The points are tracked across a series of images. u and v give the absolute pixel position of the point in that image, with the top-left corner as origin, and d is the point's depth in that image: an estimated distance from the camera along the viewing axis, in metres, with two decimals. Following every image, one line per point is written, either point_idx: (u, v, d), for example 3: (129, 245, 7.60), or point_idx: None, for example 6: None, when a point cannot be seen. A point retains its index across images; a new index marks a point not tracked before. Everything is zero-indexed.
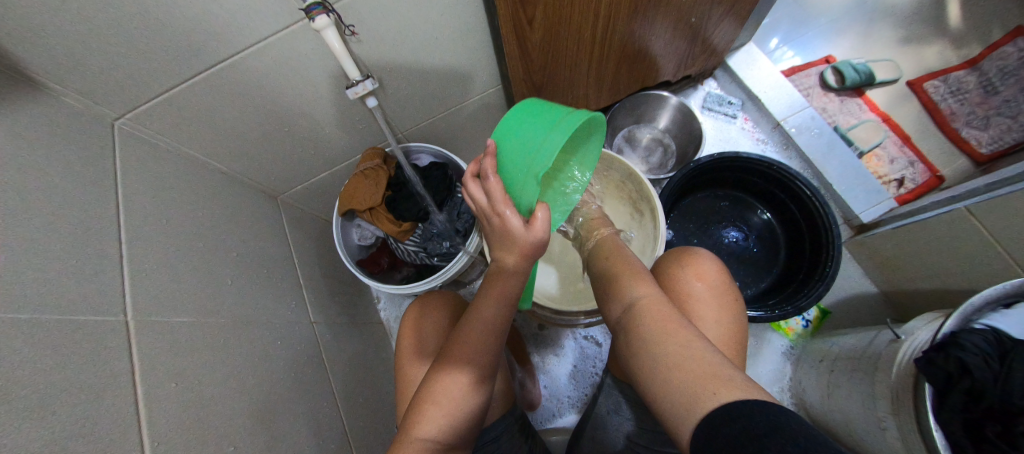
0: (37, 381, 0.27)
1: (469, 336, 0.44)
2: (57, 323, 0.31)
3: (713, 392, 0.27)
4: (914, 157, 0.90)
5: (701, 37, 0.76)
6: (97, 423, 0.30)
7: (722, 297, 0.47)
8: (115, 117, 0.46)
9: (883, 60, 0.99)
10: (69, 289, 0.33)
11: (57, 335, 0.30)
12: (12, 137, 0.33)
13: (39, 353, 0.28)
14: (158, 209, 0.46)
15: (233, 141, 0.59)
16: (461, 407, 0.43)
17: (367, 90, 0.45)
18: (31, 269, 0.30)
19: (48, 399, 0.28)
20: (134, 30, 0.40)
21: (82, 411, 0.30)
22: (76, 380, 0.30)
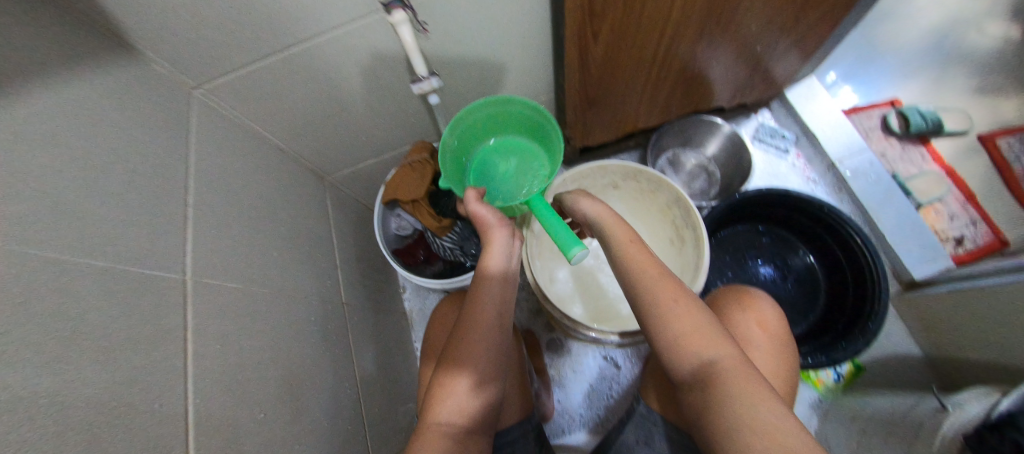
0: (101, 322, 0.30)
1: (472, 341, 0.46)
2: (125, 273, 0.33)
3: None
4: (978, 216, 0.84)
5: (762, 67, 0.75)
6: (149, 373, 0.32)
7: (779, 347, 0.50)
8: (193, 86, 0.50)
9: (954, 109, 0.94)
10: (138, 242, 0.35)
11: (122, 284, 0.32)
12: (97, 98, 0.36)
13: (108, 298, 0.31)
14: (221, 179, 0.49)
15: (293, 120, 0.62)
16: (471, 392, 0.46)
17: (431, 87, 0.46)
18: (104, 220, 0.33)
19: (110, 341, 0.30)
20: (223, 9, 0.42)
21: (139, 358, 0.32)
22: (135, 327, 0.32)
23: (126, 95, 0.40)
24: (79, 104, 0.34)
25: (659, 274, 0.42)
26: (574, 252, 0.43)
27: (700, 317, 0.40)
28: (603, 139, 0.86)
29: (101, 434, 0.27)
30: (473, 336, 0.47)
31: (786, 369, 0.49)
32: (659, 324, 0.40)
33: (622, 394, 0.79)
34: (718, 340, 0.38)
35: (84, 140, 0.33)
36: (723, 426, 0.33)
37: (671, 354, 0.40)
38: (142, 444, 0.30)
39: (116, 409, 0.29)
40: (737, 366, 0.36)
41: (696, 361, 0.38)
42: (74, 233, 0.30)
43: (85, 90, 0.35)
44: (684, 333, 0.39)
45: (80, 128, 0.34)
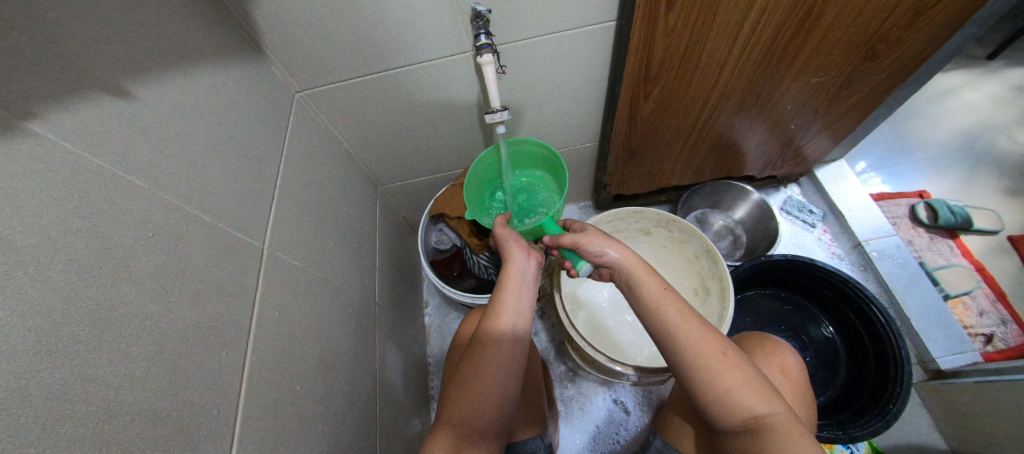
0: (191, 260, 0.35)
1: (481, 375, 0.49)
2: (219, 228, 0.39)
3: None
4: (1008, 315, 0.83)
5: (794, 145, 0.80)
6: (220, 316, 0.37)
7: (805, 397, 0.51)
8: (298, 90, 0.59)
9: (983, 209, 0.95)
10: (233, 206, 0.42)
11: (211, 239, 0.38)
12: (222, 85, 0.45)
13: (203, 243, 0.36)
14: (301, 169, 0.56)
15: (367, 132, 0.70)
16: (486, 403, 0.48)
17: (501, 119, 0.53)
18: (207, 180, 0.39)
19: (194, 279, 0.35)
20: (340, 32, 0.52)
21: (215, 303, 0.37)
22: (218, 273, 0.38)
23: (246, 92, 0.49)
24: (206, 87, 0.43)
25: (700, 326, 0.45)
26: (580, 268, 0.53)
27: (747, 372, 0.41)
28: (637, 190, 0.91)
29: (168, 362, 0.31)
30: (484, 370, 0.49)
31: (811, 419, 0.51)
32: (712, 378, 0.41)
33: (628, 442, 0.77)
34: (767, 395, 0.40)
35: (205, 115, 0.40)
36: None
37: (720, 408, 0.41)
38: (204, 382, 0.34)
39: (193, 344, 0.33)
40: (788, 424, 0.38)
41: (747, 416, 0.40)
42: (184, 184, 0.36)
43: (215, 80, 0.44)
44: (735, 388, 0.41)
45: (202, 106, 0.41)
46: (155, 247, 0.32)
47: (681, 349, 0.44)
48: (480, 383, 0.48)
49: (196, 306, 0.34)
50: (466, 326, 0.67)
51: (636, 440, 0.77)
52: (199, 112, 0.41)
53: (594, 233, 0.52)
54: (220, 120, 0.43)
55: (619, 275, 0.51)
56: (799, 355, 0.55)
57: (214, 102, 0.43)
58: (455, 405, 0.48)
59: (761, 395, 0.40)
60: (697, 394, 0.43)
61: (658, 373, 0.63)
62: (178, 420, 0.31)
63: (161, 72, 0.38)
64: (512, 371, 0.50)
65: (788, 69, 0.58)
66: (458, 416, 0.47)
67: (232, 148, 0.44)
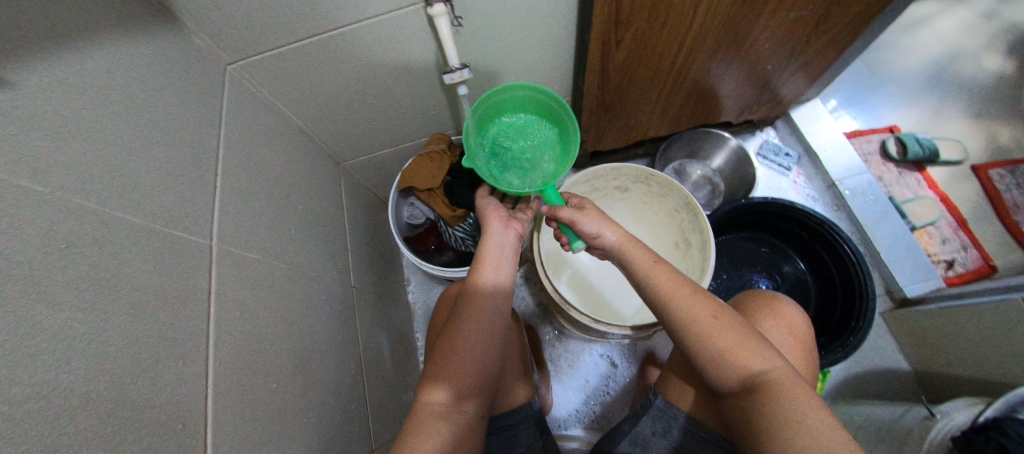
0: (124, 271, 0.31)
1: (459, 349, 0.46)
2: (155, 227, 0.35)
3: None
4: (967, 241, 0.88)
5: (770, 86, 0.78)
6: (171, 326, 0.33)
7: (808, 351, 0.53)
8: (228, 62, 0.52)
9: (948, 140, 0.98)
10: (167, 200, 0.37)
11: (145, 242, 0.33)
12: (127, 62, 0.38)
13: (128, 250, 0.32)
14: (245, 150, 0.51)
15: (318, 104, 0.64)
16: (465, 377, 0.46)
17: (462, 78, 0.48)
18: (123, 176, 0.33)
19: (130, 294, 0.31)
20: None
21: (164, 314, 0.33)
22: (162, 281, 0.34)
23: (161, 68, 0.42)
24: (111, 66, 0.36)
25: (692, 293, 0.45)
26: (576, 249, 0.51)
27: (741, 332, 0.42)
28: (613, 145, 0.89)
29: (111, 385, 0.28)
30: (462, 343, 0.47)
31: (811, 373, 0.53)
32: (705, 341, 0.42)
33: (618, 391, 0.80)
34: (762, 351, 0.41)
35: (106, 104, 0.34)
36: (776, 431, 0.36)
37: (716, 366, 0.42)
38: (160, 399, 0.31)
39: (139, 362, 0.30)
40: (784, 377, 0.39)
41: (743, 374, 0.40)
42: (95, 185, 0.31)
43: (119, 57, 0.37)
44: (729, 347, 0.41)
45: (105, 89, 0.34)
46: (70, 263, 0.27)
47: (675, 317, 0.44)
48: (459, 356, 0.46)
49: (137, 319, 0.31)
50: (446, 298, 0.65)
51: (624, 390, 0.80)
52: (105, 99, 0.34)
53: (592, 213, 0.50)
54: (132, 103, 0.37)
55: (611, 254, 0.49)
56: (803, 310, 0.56)
57: (123, 84, 0.37)
58: (434, 380, 0.46)
59: (754, 351, 0.41)
60: (693, 357, 0.44)
61: (644, 330, 0.64)
62: (138, 444, 0.28)
63: (49, 49, 0.31)
64: (493, 343, 0.48)
65: (767, 4, 0.54)
66: (438, 393, 0.45)
67: (154, 135, 0.38)
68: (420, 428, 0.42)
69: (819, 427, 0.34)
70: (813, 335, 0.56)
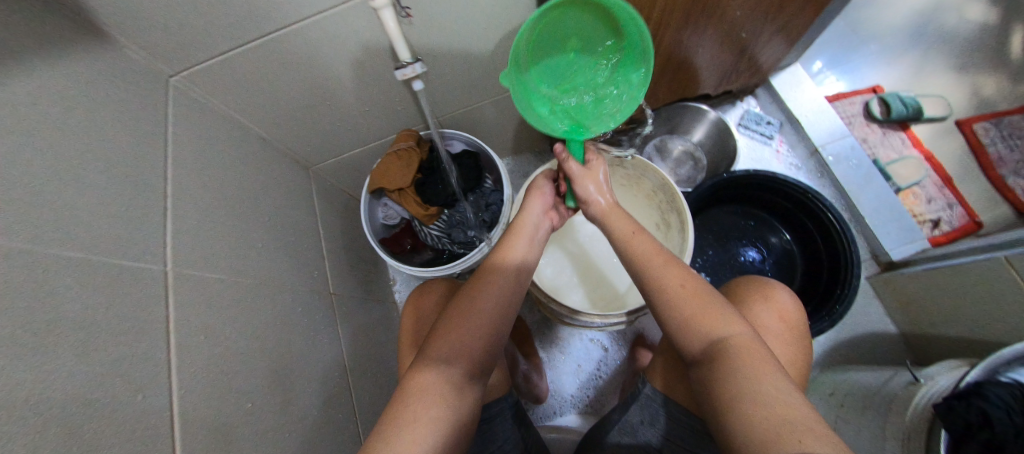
0: (71, 323, 0.28)
1: (473, 309, 0.46)
2: (101, 262, 0.33)
3: (797, 438, 0.30)
4: (953, 199, 0.87)
5: (748, 54, 0.75)
6: (127, 368, 0.32)
7: (799, 339, 0.52)
8: (170, 73, 0.48)
9: (932, 96, 0.96)
10: (113, 231, 0.34)
11: (94, 282, 0.31)
12: (64, 91, 0.34)
13: (77, 295, 0.30)
14: (200, 166, 0.48)
15: (275, 109, 0.61)
16: (474, 336, 0.45)
17: (414, 73, 0.45)
18: (64, 218, 0.31)
19: (81, 345, 0.29)
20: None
21: (118, 356, 0.31)
22: (112, 323, 0.32)
23: (99, 90, 0.38)
24: (49, 95, 0.32)
25: (666, 263, 0.47)
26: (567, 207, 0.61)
27: (715, 302, 0.43)
28: None
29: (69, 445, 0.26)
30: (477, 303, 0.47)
31: (801, 364, 0.52)
32: (674, 308, 0.44)
33: (610, 374, 0.81)
34: (728, 319, 0.42)
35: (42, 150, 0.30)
36: (731, 397, 0.36)
37: (683, 332, 0.43)
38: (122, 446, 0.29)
39: (96, 415, 0.28)
40: (748, 344, 0.39)
41: (707, 339, 0.41)
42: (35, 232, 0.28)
43: (54, 82, 0.33)
44: (694, 312, 0.43)
45: (44, 122, 0.31)
46: (18, 321, 0.25)
47: (648, 283, 0.47)
48: (470, 316, 0.45)
49: (86, 361, 0.29)
50: (434, 284, 0.65)
51: (617, 372, 0.80)
52: (41, 122, 0.31)
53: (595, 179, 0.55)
54: (61, 136, 0.32)
55: (594, 220, 0.56)
56: (798, 297, 0.56)
57: (57, 113, 0.33)
58: (439, 338, 0.45)
59: (721, 319, 0.42)
60: (665, 323, 0.45)
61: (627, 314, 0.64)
62: None
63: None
64: (506, 311, 0.48)
65: None
66: (443, 351, 0.44)
67: (93, 165, 0.35)
68: (415, 384, 0.41)
69: (774, 390, 0.34)
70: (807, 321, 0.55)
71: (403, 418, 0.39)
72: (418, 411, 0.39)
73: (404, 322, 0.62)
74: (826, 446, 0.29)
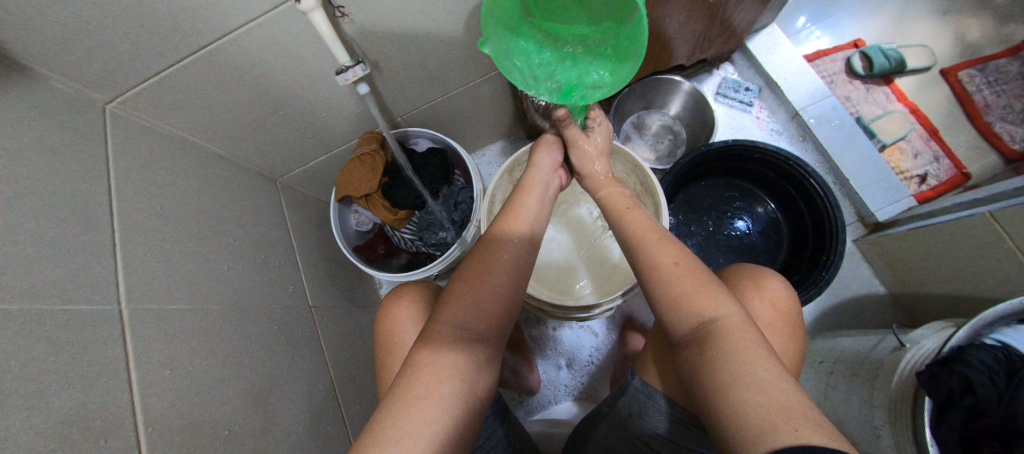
0: (28, 383, 0.27)
1: (486, 276, 0.43)
2: (49, 311, 0.31)
3: (796, 430, 0.28)
4: (940, 151, 0.85)
5: (719, 18, 0.71)
6: (88, 420, 0.30)
7: (791, 325, 0.51)
8: (106, 101, 0.45)
9: (916, 46, 0.92)
10: (60, 277, 0.33)
11: (47, 332, 0.30)
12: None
13: (29, 352, 0.28)
14: (151, 194, 0.46)
15: (228, 125, 0.58)
16: (489, 308, 0.42)
17: (357, 77, 0.44)
18: (10, 268, 0.29)
19: (39, 403, 0.28)
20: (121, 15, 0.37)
21: (78, 409, 0.30)
22: (68, 375, 0.30)
23: (31, 125, 0.35)
24: None
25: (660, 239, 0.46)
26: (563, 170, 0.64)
27: (709, 283, 0.42)
28: None
29: None
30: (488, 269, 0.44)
31: (794, 350, 0.51)
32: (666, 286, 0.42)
33: (603, 360, 0.81)
34: (720, 300, 0.40)
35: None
36: (721, 385, 0.35)
37: (672, 314, 0.42)
38: None
39: None
40: (739, 326, 0.38)
41: (697, 320, 0.40)
42: None
43: None
44: (686, 292, 0.41)
45: None
46: None
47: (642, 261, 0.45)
48: (486, 282, 0.43)
49: (38, 419, 0.27)
50: (417, 287, 0.62)
51: (609, 357, 0.81)
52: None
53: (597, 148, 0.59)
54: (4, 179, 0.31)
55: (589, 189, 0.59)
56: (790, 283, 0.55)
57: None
58: (454, 304, 0.42)
59: (714, 299, 0.41)
60: (654, 303, 0.44)
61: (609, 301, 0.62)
62: None
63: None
64: (520, 277, 0.46)
65: None
66: (458, 317, 0.41)
67: (32, 208, 0.32)
68: (427, 359, 0.38)
69: (770, 379, 0.33)
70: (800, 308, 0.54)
71: (417, 394, 0.36)
72: (434, 385, 0.36)
73: (378, 330, 0.59)
74: (821, 436, 0.28)
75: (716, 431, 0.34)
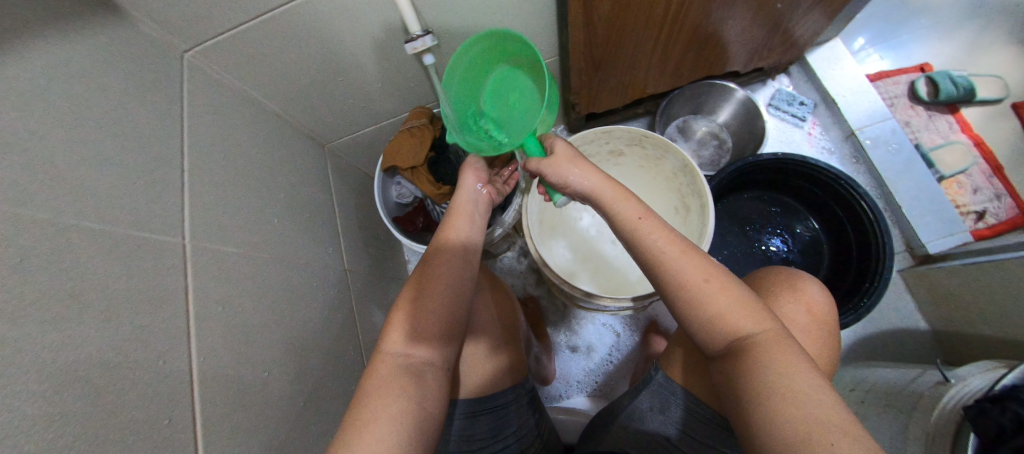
0: (96, 302, 0.29)
1: (425, 290, 0.45)
2: (119, 235, 0.33)
3: (829, 441, 0.29)
4: (1002, 189, 0.81)
5: (782, 28, 0.69)
6: (146, 341, 0.32)
7: (825, 329, 0.50)
8: (184, 49, 0.47)
9: (988, 76, 0.88)
10: (136, 208, 0.35)
11: (113, 253, 0.32)
12: (65, 68, 0.33)
13: (104, 271, 0.31)
14: (217, 141, 0.49)
15: (290, 85, 0.60)
16: (427, 323, 0.44)
17: (425, 47, 0.45)
18: (80, 193, 0.31)
19: (104, 320, 0.29)
20: None
21: (139, 331, 0.32)
22: (133, 298, 0.32)
23: (108, 63, 0.37)
24: (49, 68, 0.32)
25: (683, 251, 0.41)
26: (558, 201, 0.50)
27: (744, 295, 0.39)
28: (610, 105, 0.82)
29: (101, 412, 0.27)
30: (429, 284, 0.45)
31: (829, 354, 0.49)
32: (701, 302, 0.39)
33: (621, 360, 0.80)
34: (756, 313, 0.38)
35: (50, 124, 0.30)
36: (754, 394, 0.34)
37: (707, 329, 0.39)
38: (147, 412, 0.31)
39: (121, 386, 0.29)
40: (779, 340, 0.36)
41: (733, 335, 0.38)
42: (54, 211, 0.28)
43: (50, 56, 0.32)
44: (723, 309, 0.38)
45: (45, 100, 0.30)
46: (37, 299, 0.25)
47: (666, 278, 0.41)
48: (422, 301, 0.44)
49: (106, 332, 0.29)
50: None
51: (628, 358, 0.80)
52: (46, 92, 0.30)
53: (563, 158, 0.46)
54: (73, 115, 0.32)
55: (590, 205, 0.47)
56: (827, 288, 0.53)
57: (60, 86, 0.32)
58: (393, 329, 0.43)
59: (750, 312, 0.38)
60: (683, 318, 0.41)
61: (639, 300, 0.62)
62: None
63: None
64: (458, 295, 0.47)
65: None
66: (398, 343, 0.42)
67: (107, 143, 0.34)
68: (376, 383, 0.39)
69: (809, 390, 0.32)
70: (834, 311, 0.52)
71: (363, 419, 0.36)
72: (378, 407, 0.36)
73: None
74: (856, 448, 0.28)
75: (746, 435, 0.35)
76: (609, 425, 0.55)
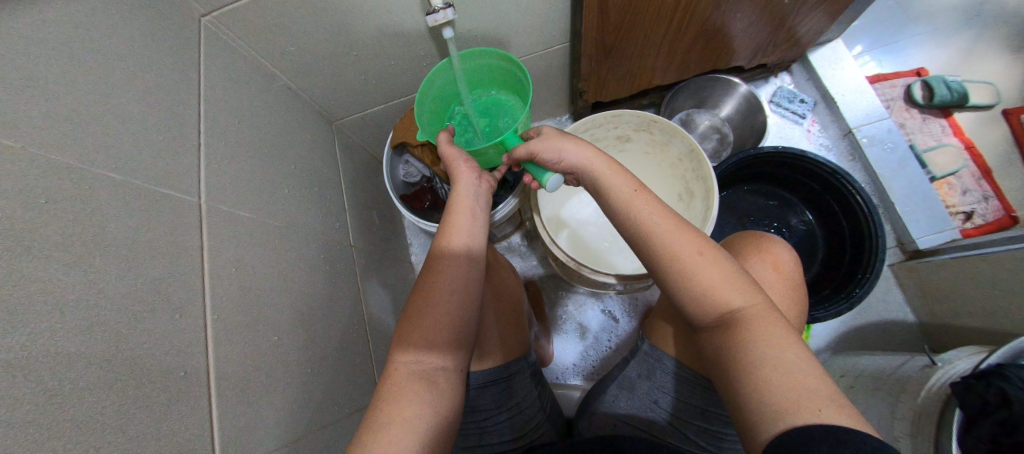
0: (117, 248, 0.30)
1: (434, 299, 0.44)
2: (140, 189, 0.33)
3: (819, 408, 0.30)
4: (990, 191, 0.84)
5: (787, 25, 0.71)
6: (164, 293, 0.33)
7: (796, 288, 0.51)
8: (202, 13, 0.47)
9: (980, 82, 0.91)
10: (157, 163, 0.36)
11: (136, 204, 0.32)
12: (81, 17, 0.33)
13: (127, 221, 0.31)
14: (232, 107, 0.49)
15: (304, 58, 0.60)
16: (437, 331, 0.43)
17: (445, 19, 0.46)
18: (105, 142, 0.31)
19: (125, 267, 0.30)
20: None
21: (158, 281, 0.32)
22: (152, 248, 0.33)
23: (129, 19, 0.38)
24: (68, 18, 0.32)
25: (672, 227, 0.42)
26: (547, 179, 0.47)
27: (729, 271, 0.40)
28: (618, 94, 0.84)
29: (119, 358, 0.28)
30: (436, 293, 0.45)
31: (798, 311, 0.51)
32: (691, 278, 0.40)
33: (618, 344, 0.82)
34: (743, 288, 0.39)
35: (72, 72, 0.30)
36: (743, 367, 0.36)
37: (695, 303, 0.40)
38: (164, 362, 0.31)
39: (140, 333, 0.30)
40: (763, 312, 0.38)
41: (722, 310, 0.39)
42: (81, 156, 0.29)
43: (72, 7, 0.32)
44: (711, 284, 0.39)
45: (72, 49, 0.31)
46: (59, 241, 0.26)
47: (657, 257, 0.42)
48: (432, 313, 0.44)
49: (128, 280, 0.30)
50: None
51: (624, 342, 0.82)
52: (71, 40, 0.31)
53: (550, 136, 0.49)
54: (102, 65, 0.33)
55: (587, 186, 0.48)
56: (796, 252, 0.54)
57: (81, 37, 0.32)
58: (405, 342, 0.43)
59: (738, 288, 0.39)
60: (672, 294, 0.42)
61: (640, 280, 0.64)
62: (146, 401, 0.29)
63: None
64: (467, 297, 0.46)
65: None
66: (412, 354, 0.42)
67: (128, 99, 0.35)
68: (393, 392, 0.40)
69: (796, 360, 0.34)
70: (802, 272, 0.54)
71: (384, 425, 0.37)
72: (396, 417, 0.37)
73: None
74: (841, 413, 0.30)
75: (735, 405, 0.36)
76: (601, 396, 0.56)
